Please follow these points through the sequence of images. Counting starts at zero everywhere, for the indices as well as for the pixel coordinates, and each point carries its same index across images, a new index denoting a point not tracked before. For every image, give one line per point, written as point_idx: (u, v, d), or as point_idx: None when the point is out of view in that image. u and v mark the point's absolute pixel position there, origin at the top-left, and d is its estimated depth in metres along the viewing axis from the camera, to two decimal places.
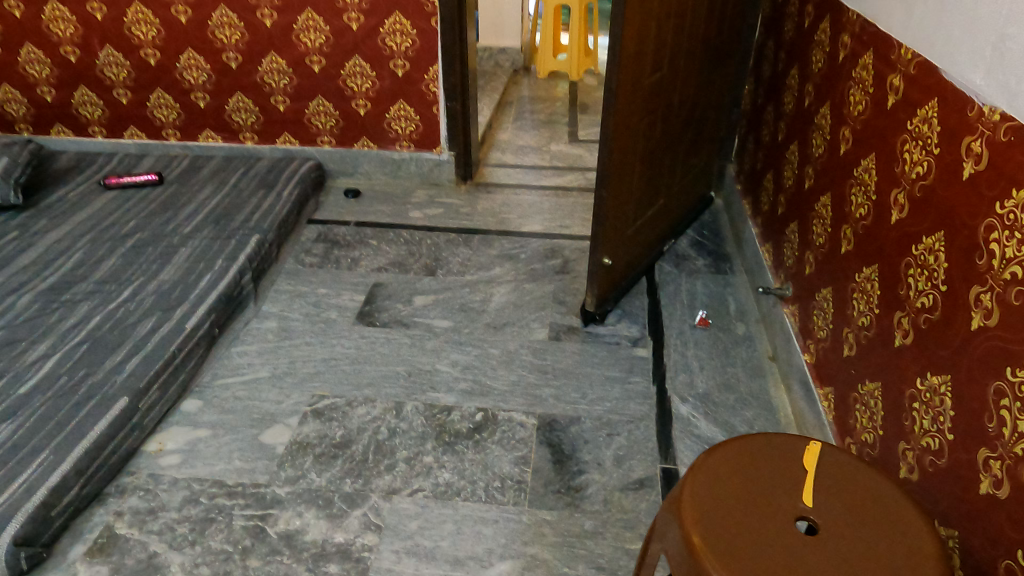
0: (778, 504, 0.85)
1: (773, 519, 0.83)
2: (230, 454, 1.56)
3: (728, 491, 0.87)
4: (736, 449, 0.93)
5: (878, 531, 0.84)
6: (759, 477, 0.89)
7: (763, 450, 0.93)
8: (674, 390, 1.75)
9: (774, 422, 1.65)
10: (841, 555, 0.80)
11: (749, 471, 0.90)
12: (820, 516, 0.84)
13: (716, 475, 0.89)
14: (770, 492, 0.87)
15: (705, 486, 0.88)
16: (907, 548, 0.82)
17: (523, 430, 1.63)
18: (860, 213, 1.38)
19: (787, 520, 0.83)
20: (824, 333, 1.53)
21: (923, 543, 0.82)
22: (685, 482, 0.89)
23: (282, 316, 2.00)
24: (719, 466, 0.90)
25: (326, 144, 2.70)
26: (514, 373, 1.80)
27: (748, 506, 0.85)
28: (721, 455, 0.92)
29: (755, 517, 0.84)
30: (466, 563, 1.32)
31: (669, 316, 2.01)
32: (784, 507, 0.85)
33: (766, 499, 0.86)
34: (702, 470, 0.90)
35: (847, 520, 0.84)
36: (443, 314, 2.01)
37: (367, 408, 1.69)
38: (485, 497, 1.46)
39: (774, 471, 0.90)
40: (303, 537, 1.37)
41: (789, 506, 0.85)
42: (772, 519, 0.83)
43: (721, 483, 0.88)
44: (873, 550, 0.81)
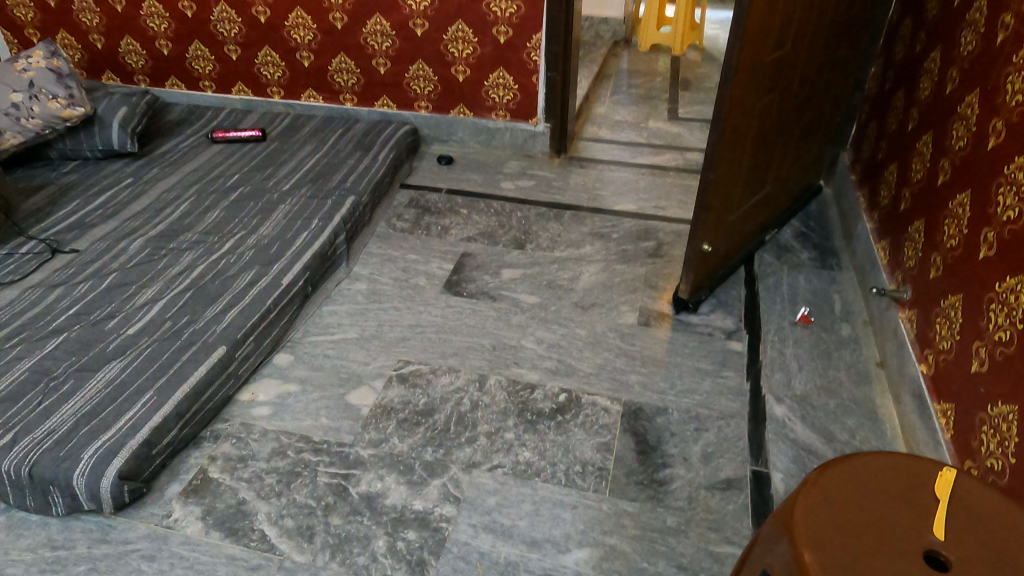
0: (903, 532, 0.78)
1: (899, 547, 0.76)
2: (318, 411, 1.59)
3: (846, 513, 0.80)
4: (851, 467, 0.86)
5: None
6: (881, 501, 0.81)
7: (884, 470, 0.85)
8: (770, 389, 1.66)
9: (879, 434, 1.53)
10: None
11: (870, 493, 0.82)
12: (953, 552, 0.76)
13: (832, 493, 0.82)
14: (894, 519, 0.79)
15: (819, 504, 0.81)
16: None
17: (607, 415, 1.58)
18: (1007, 215, 1.24)
19: (913, 552, 0.76)
20: (947, 343, 1.41)
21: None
22: (796, 498, 0.82)
23: (372, 279, 2.01)
24: (835, 485, 0.83)
25: (423, 109, 2.69)
26: (601, 356, 1.75)
27: (868, 531, 0.78)
28: (836, 471, 0.85)
29: (876, 544, 0.76)
30: (543, 545, 1.30)
31: (768, 310, 1.91)
32: (913, 535, 0.78)
33: (890, 527, 0.78)
34: (815, 487, 0.83)
35: (983, 557, 0.76)
36: (530, 290, 1.98)
37: (451, 377, 1.68)
38: (565, 481, 1.43)
39: (898, 495, 0.82)
40: (384, 500, 1.39)
41: (916, 537, 0.77)
42: (899, 550, 0.76)
43: (837, 504, 0.81)
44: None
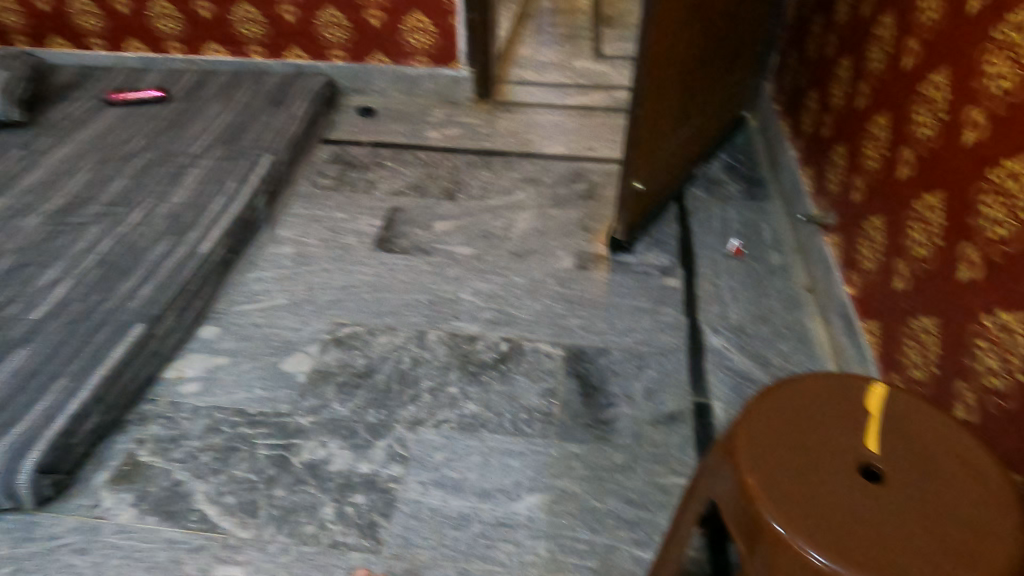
0: (841, 449, 0.80)
1: (837, 463, 0.78)
2: (251, 382, 1.52)
3: (787, 436, 0.81)
4: (791, 391, 0.87)
5: (959, 480, 0.77)
6: (818, 422, 0.83)
7: (816, 391, 0.87)
8: (706, 321, 1.68)
9: (811, 356, 1.59)
10: (909, 504, 0.74)
11: (810, 413, 0.84)
12: (889, 463, 0.78)
13: (772, 415, 0.84)
14: (833, 437, 0.81)
15: (759, 430, 0.82)
16: (994, 501, 0.75)
17: (550, 361, 1.57)
18: (924, 133, 1.26)
19: (850, 467, 0.78)
20: (871, 264, 1.45)
21: (1012, 495, 0.76)
22: (738, 424, 0.83)
23: (298, 242, 1.92)
24: (776, 409, 0.84)
25: (338, 59, 2.55)
26: (540, 303, 1.73)
27: (807, 452, 0.79)
28: (777, 396, 0.86)
29: (815, 464, 0.78)
30: (494, 495, 1.30)
31: (701, 244, 1.92)
32: (852, 451, 0.79)
33: (827, 444, 0.80)
34: (755, 414, 0.84)
35: (917, 465, 0.79)
36: (465, 241, 1.93)
37: (390, 336, 1.64)
38: (511, 430, 1.42)
39: (834, 413, 0.84)
40: (328, 467, 1.35)
41: (852, 452, 0.79)
42: (839, 467, 0.77)
43: (777, 428, 0.82)
44: (953, 501, 0.75)
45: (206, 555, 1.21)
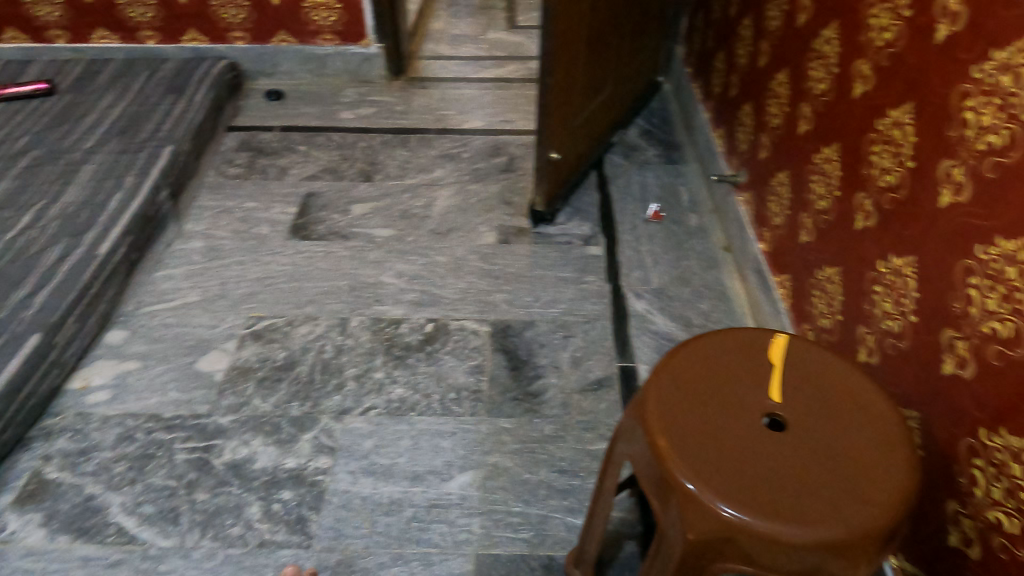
0: (746, 401, 0.81)
1: (742, 416, 0.80)
2: (165, 385, 1.45)
3: (695, 394, 0.82)
4: (699, 349, 0.88)
5: (856, 421, 0.80)
6: (723, 377, 0.84)
7: (721, 347, 0.88)
8: (629, 287, 1.70)
9: (730, 313, 1.63)
10: (810, 448, 0.77)
11: (717, 369, 0.85)
12: (791, 412, 0.81)
13: (681, 374, 0.85)
14: (738, 390, 0.83)
15: (668, 390, 0.83)
16: (888, 438, 0.79)
17: (476, 339, 1.56)
18: (819, 88, 1.30)
19: (754, 418, 0.80)
20: (779, 220, 1.49)
21: (905, 431, 0.80)
22: (648, 386, 0.84)
23: (208, 235, 1.84)
24: (684, 368, 0.86)
25: (239, 41, 2.43)
26: (464, 280, 1.71)
27: (714, 407, 0.81)
28: (685, 355, 0.87)
29: (721, 418, 0.80)
30: (426, 478, 1.29)
31: (621, 211, 1.94)
32: (756, 403, 0.81)
33: (733, 399, 0.82)
34: (664, 374, 0.85)
35: (817, 410, 0.81)
36: (384, 223, 1.89)
37: (310, 326, 1.59)
38: (440, 410, 1.41)
39: (739, 367, 0.86)
40: (252, 465, 1.30)
41: (756, 403, 0.81)
42: (744, 420, 0.79)
43: (685, 386, 0.83)
44: (851, 442, 0.78)
45: (125, 568, 1.16)
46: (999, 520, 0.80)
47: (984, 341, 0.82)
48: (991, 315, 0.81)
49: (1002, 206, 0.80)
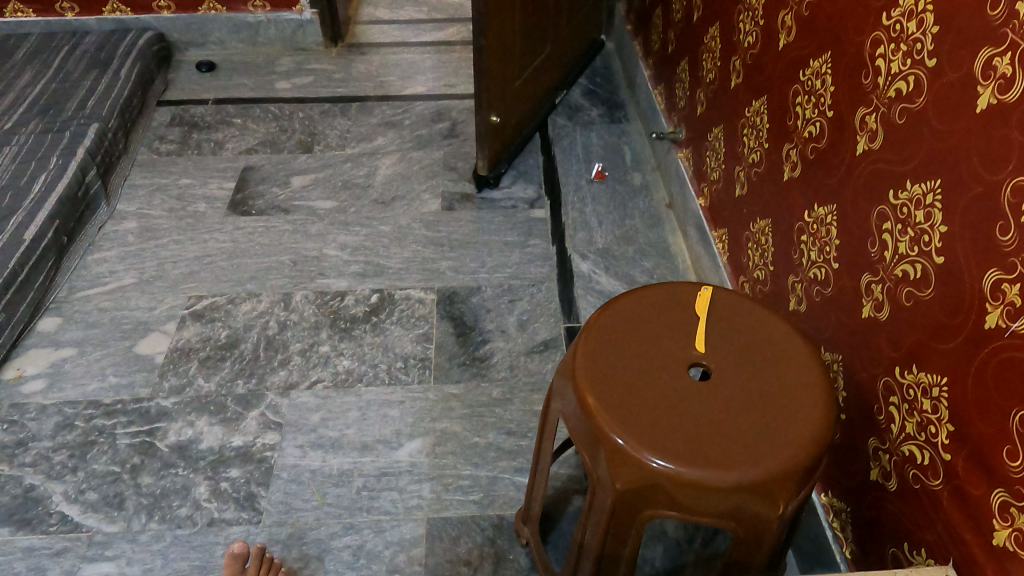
0: (672, 353, 0.83)
1: (668, 367, 0.82)
2: (104, 370, 1.42)
3: (622, 349, 0.84)
4: (626, 306, 0.89)
5: (778, 366, 0.83)
6: (650, 331, 0.86)
7: (649, 302, 0.90)
8: (574, 248, 1.71)
9: (673, 269, 1.65)
10: (732, 394, 0.79)
11: (645, 325, 0.87)
12: (715, 360, 0.83)
13: (609, 331, 0.86)
14: (664, 343, 0.84)
15: (596, 347, 0.84)
16: (808, 381, 0.81)
17: (422, 308, 1.56)
18: (747, 41, 1.30)
19: (679, 369, 0.81)
20: (716, 175, 1.50)
21: (824, 373, 0.83)
22: (577, 344, 0.86)
23: (142, 215, 1.78)
24: (612, 325, 0.87)
25: (165, 10, 2.33)
26: (409, 249, 1.70)
27: (641, 361, 0.82)
28: (613, 312, 0.89)
29: (647, 371, 0.81)
30: (375, 447, 1.29)
31: (565, 173, 1.93)
32: (682, 354, 0.83)
33: (659, 352, 0.83)
34: (593, 332, 0.86)
35: (740, 357, 0.83)
36: (325, 195, 1.86)
37: (253, 303, 1.57)
38: (388, 380, 1.41)
39: (665, 320, 0.87)
40: (198, 445, 1.29)
41: (681, 354, 0.83)
42: (669, 372, 0.81)
43: (612, 343, 0.85)
44: (772, 386, 0.80)
45: (71, 556, 1.14)
46: (912, 453, 0.84)
47: (897, 284, 0.85)
48: (902, 258, 0.84)
49: (911, 151, 0.82)
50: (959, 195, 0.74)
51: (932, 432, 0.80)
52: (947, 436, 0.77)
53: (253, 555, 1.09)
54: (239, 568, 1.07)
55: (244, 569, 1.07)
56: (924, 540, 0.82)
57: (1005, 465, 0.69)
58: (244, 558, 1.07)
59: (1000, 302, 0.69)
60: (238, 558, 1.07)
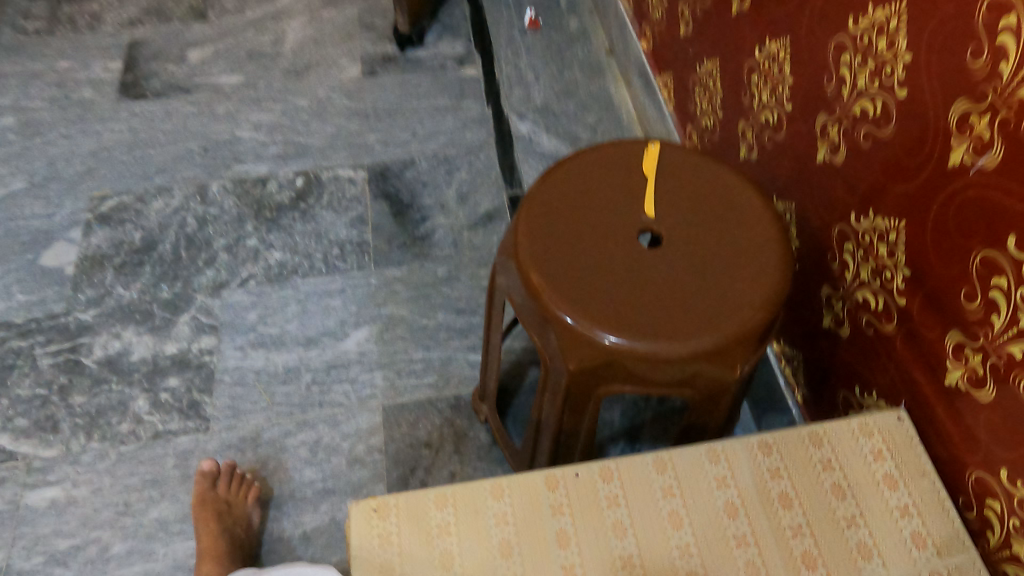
0: (619, 220, 0.77)
1: (615, 236, 0.76)
2: (9, 288, 1.29)
3: (565, 221, 0.77)
4: (568, 173, 0.82)
5: (733, 224, 0.78)
6: (594, 199, 0.79)
7: (592, 167, 0.82)
8: (511, 108, 1.58)
9: (617, 123, 1.56)
10: (685, 258, 0.74)
11: (589, 192, 0.80)
12: (665, 224, 0.77)
13: (549, 203, 0.79)
14: (611, 211, 0.78)
15: (538, 222, 0.77)
16: (764, 237, 0.77)
17: (354, 188, 1.44)
18: None
19: (628, 237, 0.76)
20: (658, 14, 1.37)
21: (780, 226, 0.78)
22: (517, 221, 0.78)
23: (20, 109, 1.57)
24: (553, 196, 0.80)
25: None
26: (331, 124, 1.55)
27: (586, 232, 0.76)
28: (553, 182, 0.81)
29: (593, 242, 0.75)
30: (320, 340, 1.24)
31: (495, 23, 1.76)
32: (630, 221, 0.77)
33: (605, 220, 0.77)
34: (533, 205, 0.79)
35: (691, 218, 0.78)
36: (229, 68, 1.65)
37: (165, 199, 1.42)
38: (326, 269, 1.33)
39: (610, 186, 0.80)
40: (129, 358, 1.21)
41: (629, 221, 0.77)
42: (617, 240, 0.75)
43: (554, 215, 0.78)
44: (727, 246, 0.76)
45: (11, 485, 1.08)
46: (866, 299, 0.82)
47: (855, 123, 0.79)
48: (861, 94, 0.77)
49: None
50: (926, 16, 0.66)
51: (888, 278, 0.77)
52: (902, 280, 0.75)
53: (223, 472, 1.05)
54: (209, 485, 1.03)
55: (214, 485, 1.03)
56: (876, 382, 0.82)
57: (962, 306, 0.67)
58: (215, 475, 1.04)
59: (966, 137, 0.63)
60: (208, 476, 1.04)
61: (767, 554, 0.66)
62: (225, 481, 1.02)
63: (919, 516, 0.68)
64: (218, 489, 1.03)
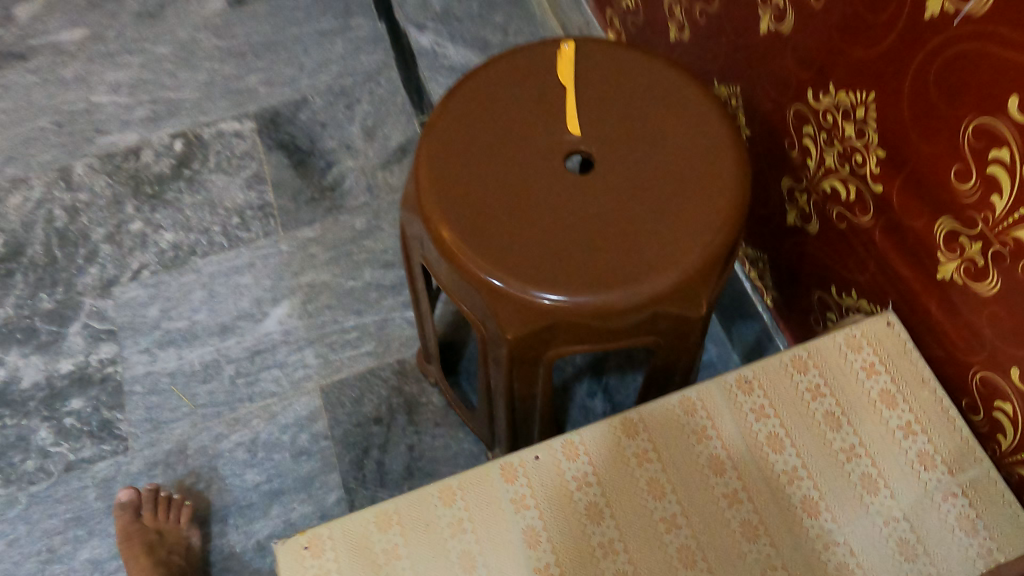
0: (538, 148, 0.64)
1: (537, 168, 0.62)
2: None
3: (474, 158, 0.63)
4: (468, 96, 0.67)
5: (673, 131, 0.65)
6: (504, 125, 0.65)
7: (497, 84, 0.68)
8: (407, 19, 1.38)
9: (530, 18, 1.37)
10: (624, 182, 0.61)
11: (497, 119, 0.66)
12: (593, 142, 0.64)
13: (452, 140, 0.64)
14: (527, 137, 0.64)
15: (441, 163, 0.63)
16: (712, 140, 0.64)
17: (243, 143, 1.25)
18: None
19: (552, 167, 0.62)
20: None
21: (729, 123, 0.66)
22: (417, 168, 0.64)
23: None
24: (454, 130, 0.65)
25: None
26: (203, 71, 1.33)
27: (502, 167, 0.63)
28: (452, 112, 0.66)
29: (512, 179, 0.62)
30: (237, 325, 1.09)
31: None
32: (554, 148, 0.64)
33: (521, 150, 0.63)
34: (432, 143, 0.65)
35: (623, 131, 0.65)
36: (69, 22, 1.40)
37: (23, 193, 1.21)
38: (228, 242, 1.16)
39: (522, 106, 0.66)
40: (20, 385, 1.05)
41: (551, 146, 0.64)
42: (540, 172, 0.62)
43: (460, 152, 0.64)
44: (671, 159, 0.63)
45: None
46: (835, 189, 0.71)
47: None
48: None
49: None
50: None
51: (859, 162, 0.66)
52: (877, 163, 0.63)
53: (146, 499, 0.94)
54: (133, 517, 0.92)
55: (139, 516, 0.92)
56: (854, 281, 0.73)
57: (954, 188, 0.56)
58: (136, 505, 0.93)
59: None
60: (129, 507, 0.93)
61: (764, 508, 0.58)
62: (151, 510, 0.92)
63: (924, 433, 0.60)
64: (145, 519, 0.92)
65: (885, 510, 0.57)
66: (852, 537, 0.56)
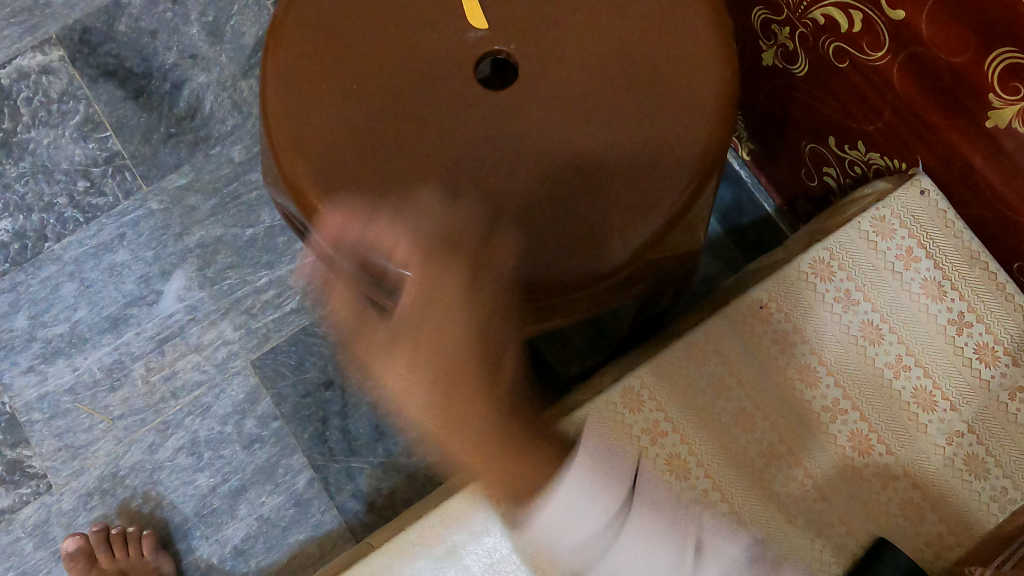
0: (433, 77, 0.46)
1: (438, 108, 0.45)
2: None
3: (346, 111, 0.45)
4: (316, 17, 0.47)
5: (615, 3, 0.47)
6: (376, 49, 0.46)
7: None
8: None
9: None
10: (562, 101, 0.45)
11: (369, 41, 0.47)
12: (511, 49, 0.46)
13: (311, 88, 0.46)
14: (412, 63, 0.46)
15: (304, 129, 0.45)
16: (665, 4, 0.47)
17: (57, 81, 0.97)
18: None
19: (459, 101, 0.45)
20: None
21: None
22: (272, 139, 0.45)
23: None
24: (308, 73, 0.46)
25: None
26: None
27: (390, 116, 0.45)
28: (299, 46, 0.47)
29: (407, 131, 0.44)
30: (130, 314, 0.90)
31: None
32: (458, 65, 0.46)
33: (409, 84, 0.45)
34: (284, 101, 0.46)
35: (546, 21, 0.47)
36: None
37: None
38: (83, 215, 0.93)
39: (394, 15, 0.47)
40: None
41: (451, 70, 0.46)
42: (443, 113, 0.45)
43: (326, 106, 0.45)
44: (621, 49, 0.46)
45: None
46: (829, 19, 0.53)
47: None
48: None
49: None
50: None
51: None
52: None
53: (98, 542, 0.82)
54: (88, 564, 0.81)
55: (97, 561, 0.81)
56: (860, 132, 0.58)
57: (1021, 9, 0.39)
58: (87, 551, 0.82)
59: None
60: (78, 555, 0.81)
61: (809, 459, 0.48)
62: (108, 551, 0.81)
63: (980, 322, 0.50)
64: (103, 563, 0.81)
65: (946, 426, 0.48)
66: (913, 469, 0.48)
